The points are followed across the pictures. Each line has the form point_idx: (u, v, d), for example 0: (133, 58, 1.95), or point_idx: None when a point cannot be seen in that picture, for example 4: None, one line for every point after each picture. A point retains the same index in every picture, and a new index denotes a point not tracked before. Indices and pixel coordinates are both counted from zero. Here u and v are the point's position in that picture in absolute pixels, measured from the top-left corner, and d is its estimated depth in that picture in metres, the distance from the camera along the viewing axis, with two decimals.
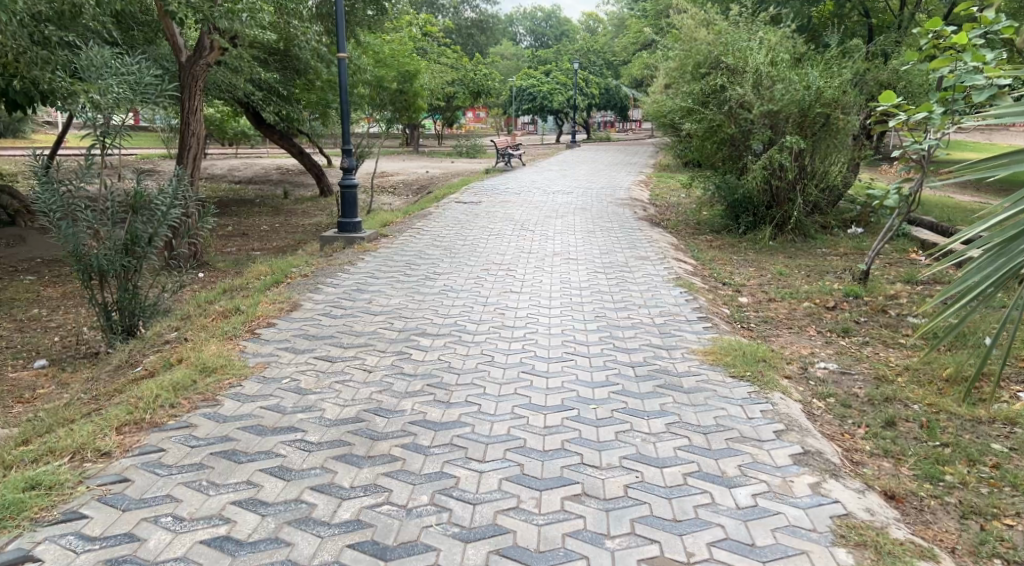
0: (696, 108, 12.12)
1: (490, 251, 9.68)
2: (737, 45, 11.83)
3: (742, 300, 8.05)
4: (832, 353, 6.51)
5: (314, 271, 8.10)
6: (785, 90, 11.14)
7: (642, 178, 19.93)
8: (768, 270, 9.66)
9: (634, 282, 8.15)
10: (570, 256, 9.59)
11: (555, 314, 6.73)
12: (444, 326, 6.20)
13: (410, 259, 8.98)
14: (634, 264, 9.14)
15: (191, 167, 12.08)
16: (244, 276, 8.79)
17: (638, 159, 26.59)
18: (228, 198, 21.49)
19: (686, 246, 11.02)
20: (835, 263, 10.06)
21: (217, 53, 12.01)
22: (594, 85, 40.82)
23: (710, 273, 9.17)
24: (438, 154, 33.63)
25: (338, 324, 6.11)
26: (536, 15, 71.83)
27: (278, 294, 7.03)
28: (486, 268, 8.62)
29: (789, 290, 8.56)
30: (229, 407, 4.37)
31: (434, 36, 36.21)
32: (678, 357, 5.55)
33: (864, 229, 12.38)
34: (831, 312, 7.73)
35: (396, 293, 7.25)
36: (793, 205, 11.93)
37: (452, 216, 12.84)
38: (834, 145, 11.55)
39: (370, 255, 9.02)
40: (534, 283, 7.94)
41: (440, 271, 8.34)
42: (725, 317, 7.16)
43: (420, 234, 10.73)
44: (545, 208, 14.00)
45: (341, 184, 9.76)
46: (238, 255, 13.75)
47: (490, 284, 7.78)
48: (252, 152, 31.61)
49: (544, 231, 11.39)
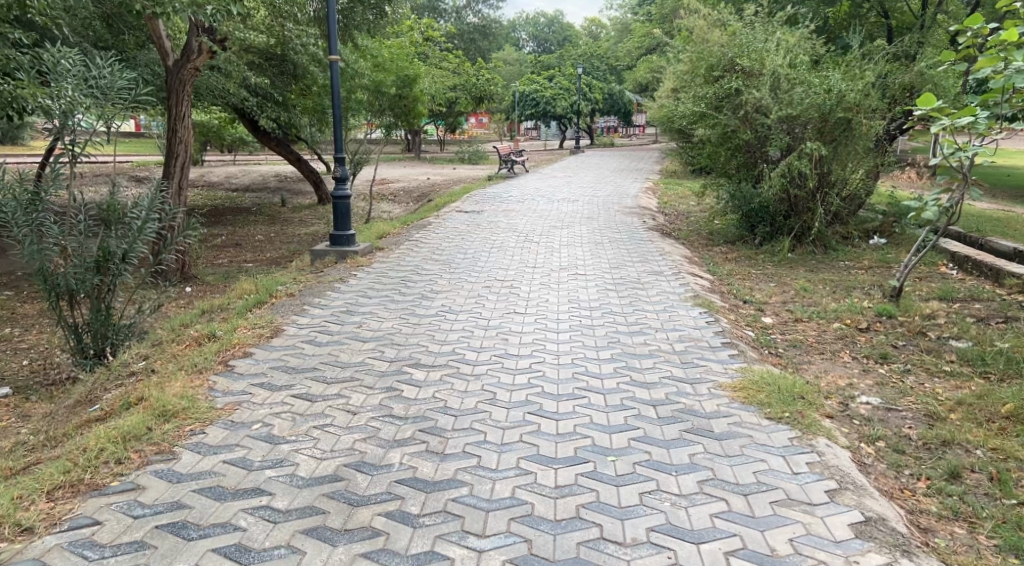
0: (709, 113, 11.49)
1: (492, 266, 9.05)
2: (753, 46, 11.22)
3: (766, 321, 7.41)
4: (872, 383, 5.86)
5: (302, 289, 7.48)
6: (805, 94, 10.57)
7: (650, 185, 19.30)
8: (790, 286, 9.02)
9: (649, 300, 7.50)
10: (578, 270, 8.95)
11: (564, 339, 6.08)
12: (440, 356, 5.55)
13: (407, 275, 8.34)
14: (647, 279, 8.50)
15: (178, 175, 11.48)
16: (227, 293, 8.15)
17: (644, 166, 25.93)
18: (224, 206, 20.89)
19: (700, 259, 10.39)
20: (861, 278, 9.43)
21: (206, 57, 11.37)
22: (598, 90, 40.27)
23: (729, 290, 8.52)
24: (440, 160, 33.01)
25: (322, 354, 5.49)
26: (539, 20, 71.32)
27: (259, 318, 6.41)
28: (487, 285, 7.98)
29: (816, 309, 7.91)
30: (187, 461, 3.76)
31: (436, 41, 35.71)
32: (704, 394, 4.90)
33: (887, 239, 11.71)
34: (864, 335, 7.08)
35: (388, 315, 6.62)
36: (813, 215, 11.27)
37: (453, 226, 12.21)
38: (857, 151, 10.91)
39: (363, 271, 8.40)
40: (540, 303, 7.30)
41: (439, 289, 7.70)
42: (750, 342, 6.50)
43: (418, 247, 10.09)
44: (551, 218, 13.38)
45: (333, 195, 9.13)
46: (229, 267, 13.15)
47: (491, 304, 7.15)
48: (251, 159, 31.04)
49: (550, 243, 10.76)
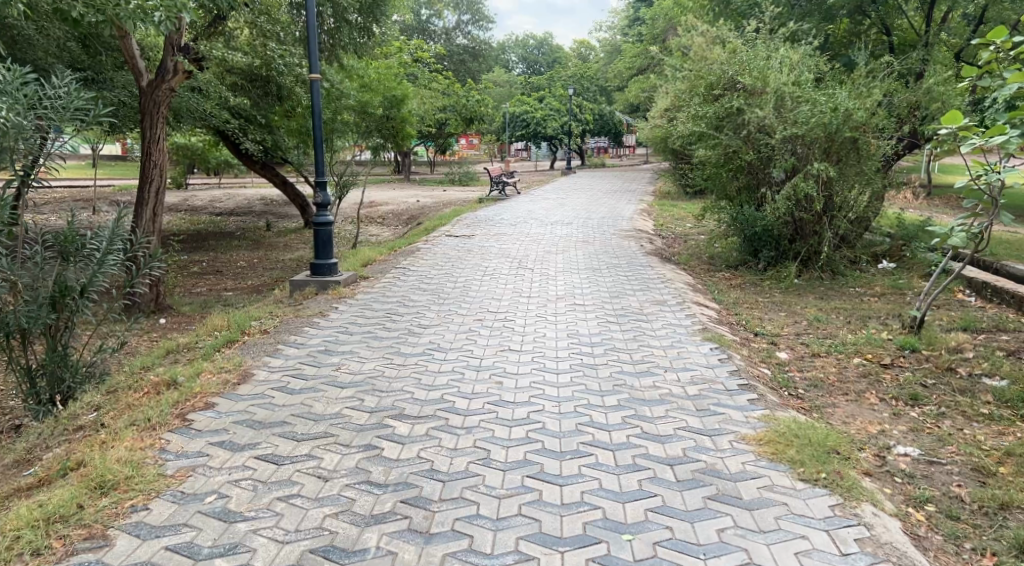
0: (709, 133, 11.01)
1: (484, 295, 8.48)
2: (755, 63, 10.78)
3: (781, 357, 6.86)
4: (906, 429, 5.31)
5: (277, 324, 6.88)
6: (811, 112, 10.04)
7: (643, 206, 18.83)
8: (801, 316, 8.48)
9: (652, 334, 6.94)
10: (575, 299, 8.39)
11: (565, 382, 5.50)
12: (428, 404, 4.96)
13: (393, 307, 7.75)
14: (649, 310, 7.95)
15: (152, 201, 10.90)
16: (198, 329, 7.53)
17: (637, 187, 25.46)
18: (206, 230, 20.28)
19: (704, 286, 9.84)
20: (876, 307, 8.92)
21: (181, 77, 10.71)
22: (589, 111, 39.99)
23: (738, 321, 7.96)
24: (429, 182, 32.53)
25: (294, 404, 4.89)
26: (529, 42, 71.34)
27: (226, 359, 5.80)
28: (479, 318, 7.40)
29: (833, 343, 7.36)
30: (121, 549, 3.20)
31: (425, 63, 35.41)
32: (728, 450, 4.34)
33: (897, 264, 11.20)
34: (889, 371, 6.54)
35: (369, 355, 6.02)
36: (820, 239, 10.77)
37: (442, 252, 11.65)
38: (866, 173, 10.45)
39: (344, 304, 7.79)
40: (535, 338, 6.73)
41: (426, 324, 7.10)
42: (768, 383, 5.93)
43: (406, 275, 9.51)
44: (543, 242, 12.85)
45: (314, 222, 8.58)
46: (207, 295, 12.56)
47: (483, 341, 6.56)
48: (236, 181, 30.43)
49: (544, 269, 10.21)
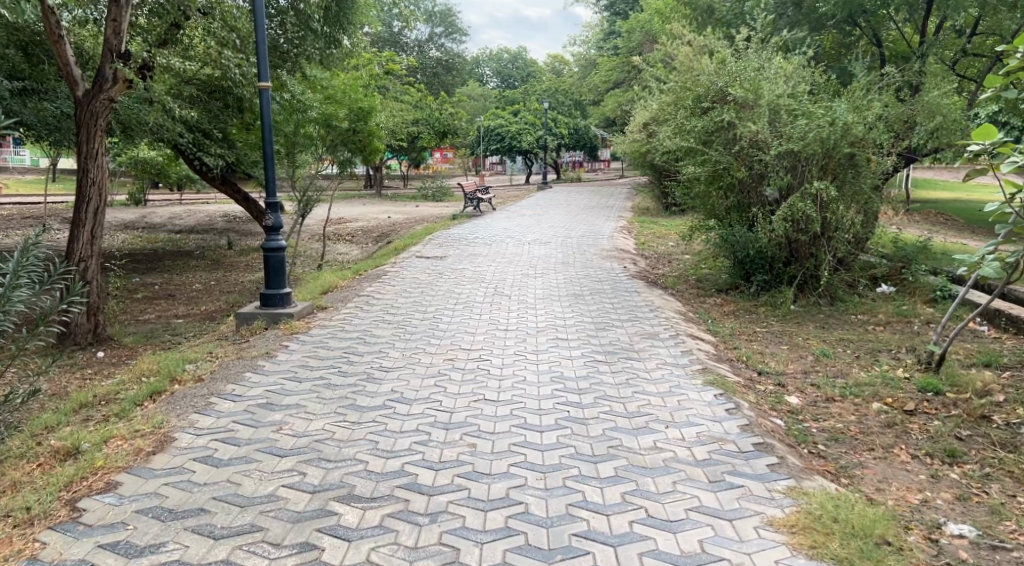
0: (698, 148, 10.28)
1: (456, 329, 7.57)
2: (745, 74, 10.07)
3: (792, 402, 6.05)
4: (951, 498, 4.52)
5: (215, 369, 5.95)
6: (808, 127, 9.34)
7: (623, 223, 18.05)
8: (806, 349, 7.71)
9: (648, 377, 6.07)
10: (557, 333, 7.50)
11: (550, 443, 4.63)
12: (384, 479, 4.08)
13: (352, 345, 6.83)
14: (641, 345, 7.08)
15: (91, 223, 9.71)
16: (125, 372, 6.55)
17: (615, 203, 24.70)
18: (163, 250, 19.17)
19: (695, 314, 9.07)
20: (883, 338, 8.21)
21: (122, 87, 9.60)
22: (564, 125, 39.28)
23: (738, 358, 7.16)
24: (401, 198, 31.55)
25: (219, 481, 3.97)
26: (502, 56, 70.75)
27: (143, 419, 4.85)
28: (449, 358, 6.47)
29: (846, 384, 6.59)
30: None
31: (398, 76, 34.55)
32: (755, 542, 3.62)
33: (898, 288, 10.47)
34: (915, 420, 5.75)
35: (318, 410, 5.10)
36: (815, 262, 10.05)
37: (412, 275, 10.76)
38: (865, 192, 9.75)
39: (296, 342, 6.85)
40: (513, 383, 5.84)
41: (389, 366, 6.20)
42: (784, 438, 5.13)
43: (370, 304, 8.60)
44: (521, 263, 12.00)
45: (263, 248, 7.68)
46: (153, 324, 11.56)
47: (454, 389, 5.65)
48: (199, 197, 29.19)
49: (522, 296, 9.32)
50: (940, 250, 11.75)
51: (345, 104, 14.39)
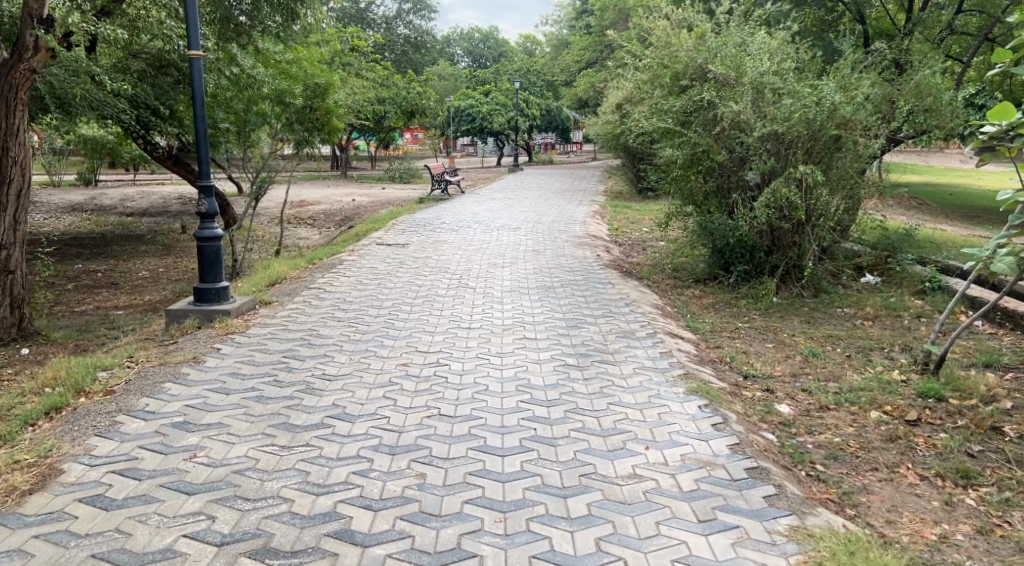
0: (675, 129, 9.64)
1: (413, 327, 6.83)
2: (725, 51, 9.45)
3: (782, 412, 5.44)
4: (971, 532, 3.93)
5: (130, 379, 5.21)
6: (792, 107, 8.79)
7: (595, 208, 17.38)
8: (792, 348, 7.13)
9: (624, 384, 5.42)
10: (525, 332, 6.81)
11: (512, 472, 3.98)
12: (311, 524, 3.44)
13: (293, 347, 6.09)
14: (616, 346, 6.43)
15: (13, 207, 8.57)
16: (31, 380, 5.76)
17: (587, 186, 24.03)
18: (112, 234, 18.15)
19: (672, 307, 8.45)
20: (873, 334, 7.66)
21: (44, 56, 8.53)
22: (536, 106, 38.44)
23: (721, 359, 6.54)
24: (367, 180, 30.56)
25: (104, 532, 3.32)
26: (473, 36, 69.62)
27: (29, 445, 4.12)
28: (403, 364, 5.76)
29: (841, 389, 5.99)
30: None
31: (365, 53, 33.43)
32: None
33: (883, 278, 9.93)
34: (919, 432, 5.16)
35: (244, 431, 4.40)
36: (798, 251, 9.46)
37: (370, 265, 9.99)
38: (850, 175, 9.19)
39: (229, 344, 6.10)
40: (473, 393, 5.16)
41: (333, 373, 5.48)
42: (777, 458, 4.53)
43: (320, 298, 7.84)
44: (488, 252, 11.29)
45: (196, 237, 6.94)
46: (88, 316, 10.70)
47: (405, 401, 4.95)
48: (155, 178, 27.98)
49: (488, 289, 8.60)
50: (926, 239, 11.25)
51: (302, 80, 13.27)
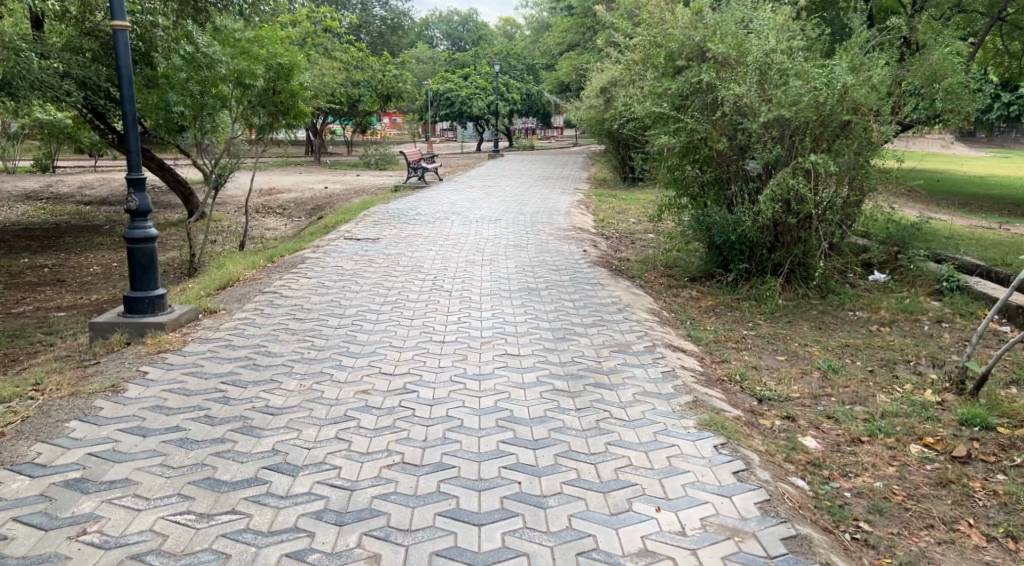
0: (671, 114, 8.79)
1: (378, 342, 5.94)
2: (725, 27, 8.60)
3: (810, 448, 4.62)
4: None
5: (29, 417, 4.30)
6: (802, 89, 7.95)
7: (580, 197, 16.53)
8: (807, 361, 6.33)
9: (623, 417, 4.58)
10: (506, 347, 5.95)
11: (491, 552, 3.17)
12: None
13: (234, 370, 5.19)
14: (611, 364, 5.59)
15: None
16: None
17: (570, 173, 23.13)
18: (66, 224, 17.03)
19: (668, 312, 7.65)
20: (893, 343, 6.88)
21: None
22: (516, 89, 37.43)
23: (730, 378, 5.73)
24: (342, 166, 29.46)
25: None
26: (453, 18, 68.39)
27: None
28: (362, 392, 4.88)
29: (871, 415, 5.19)
30: None
31: (339, 34, 32.21)
32: None
33: (895, 276, 9.15)
34: (972, 473, 4.39)
35: (154, 491, 3.51)
36: (804, 248, 8.66)
37: (336, 263, 9.08)
38: (861, 164, 8.32)
39: (159, 367, 5.18)
40: (443, 432, 4.31)
41: (278, 405, 4.60)
42: (814, 517, 3.73)
43: (275, 305, 6.93)
44: (466, 246, 10.40)
45: (125, 239, 5.98)
46: (25, 318, 9.72)
47: (363, 445, 4.10)
48: (118, 165, 26.70)
49: (465, 292, 7.74)
50: (935, 233, 10.51)
51: (262, 59, 12.04)
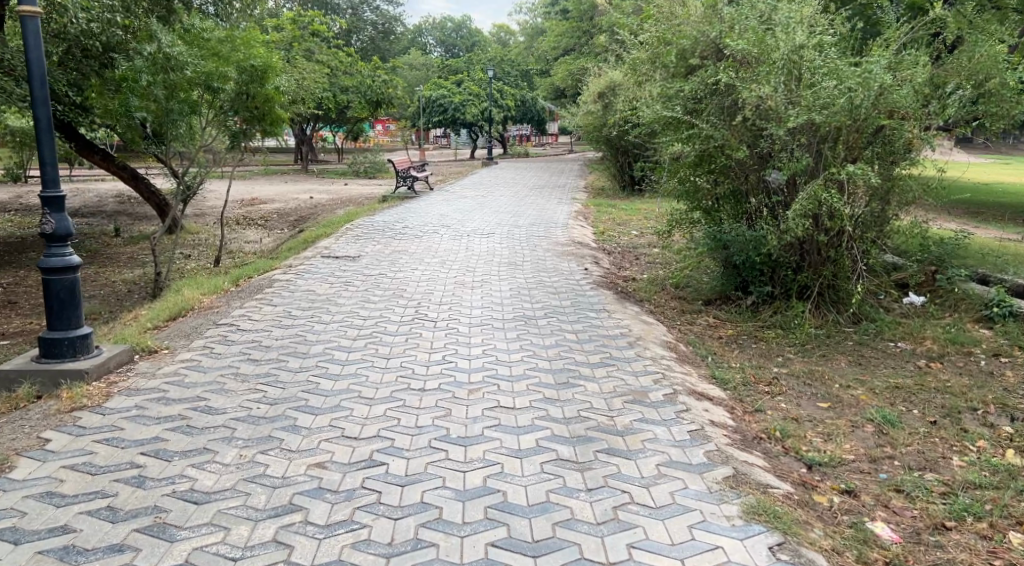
0: (683, 119, 7.82)
1: (345, 392, 4.92)
2: (745, 22, 7.60)
3: (885, 540, 3.63)
4: None
5: None
6: (835, 90, 6.95)
7: (579, 207, 15.56)
8: (855, 409, 5.34)
9: (648, 503, 3.58)
10: (500, 398, 4.92)
11: None
12: None
13: (160, 434, 4.19)
14: (627, 421, 4.58)
15: None
16: None
17: (567, 181, 22.21)
18: (31, 238, 15.97)
19: (685, 345, 6.65)
20: (952, 384, 5.89)
21: None
22: (512, 96, 36.50)
23: (769, 435, 4.73)
24: (331, 175, 28.42)
25: None
26: (446, 25, 67.65)
27: None
28: (315, 466, 3.87)
29: (948, 487, 4.20)
30: None
31: (327, 39, 31.20)
32: None
33: (936, 298, 8.15)
34: None
35: None
36: (834, 269, 7.68)
37: (309, 286, 8.06)
38: (897, 173, 7.38)
39: (66, 431, 4.18)
40: (415, 528, 3.32)
41: (205, 489, 3.60)
42: None
43: (229, 343, 5.90)
44: (456, 265, 9.39)
45: (39, 269, 4.98)
46: None
47: (305, 553, 3.13)
48: (95, 175, 25.57)
49: (452, 322, 6.72)
50: (973, 249, 9.52)
51: (233, 61, 10.96)
